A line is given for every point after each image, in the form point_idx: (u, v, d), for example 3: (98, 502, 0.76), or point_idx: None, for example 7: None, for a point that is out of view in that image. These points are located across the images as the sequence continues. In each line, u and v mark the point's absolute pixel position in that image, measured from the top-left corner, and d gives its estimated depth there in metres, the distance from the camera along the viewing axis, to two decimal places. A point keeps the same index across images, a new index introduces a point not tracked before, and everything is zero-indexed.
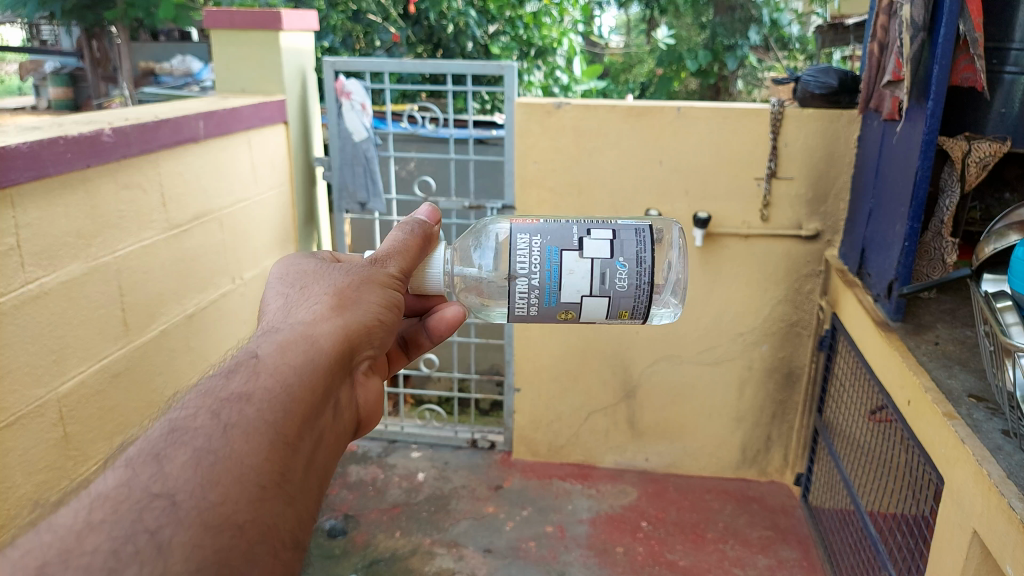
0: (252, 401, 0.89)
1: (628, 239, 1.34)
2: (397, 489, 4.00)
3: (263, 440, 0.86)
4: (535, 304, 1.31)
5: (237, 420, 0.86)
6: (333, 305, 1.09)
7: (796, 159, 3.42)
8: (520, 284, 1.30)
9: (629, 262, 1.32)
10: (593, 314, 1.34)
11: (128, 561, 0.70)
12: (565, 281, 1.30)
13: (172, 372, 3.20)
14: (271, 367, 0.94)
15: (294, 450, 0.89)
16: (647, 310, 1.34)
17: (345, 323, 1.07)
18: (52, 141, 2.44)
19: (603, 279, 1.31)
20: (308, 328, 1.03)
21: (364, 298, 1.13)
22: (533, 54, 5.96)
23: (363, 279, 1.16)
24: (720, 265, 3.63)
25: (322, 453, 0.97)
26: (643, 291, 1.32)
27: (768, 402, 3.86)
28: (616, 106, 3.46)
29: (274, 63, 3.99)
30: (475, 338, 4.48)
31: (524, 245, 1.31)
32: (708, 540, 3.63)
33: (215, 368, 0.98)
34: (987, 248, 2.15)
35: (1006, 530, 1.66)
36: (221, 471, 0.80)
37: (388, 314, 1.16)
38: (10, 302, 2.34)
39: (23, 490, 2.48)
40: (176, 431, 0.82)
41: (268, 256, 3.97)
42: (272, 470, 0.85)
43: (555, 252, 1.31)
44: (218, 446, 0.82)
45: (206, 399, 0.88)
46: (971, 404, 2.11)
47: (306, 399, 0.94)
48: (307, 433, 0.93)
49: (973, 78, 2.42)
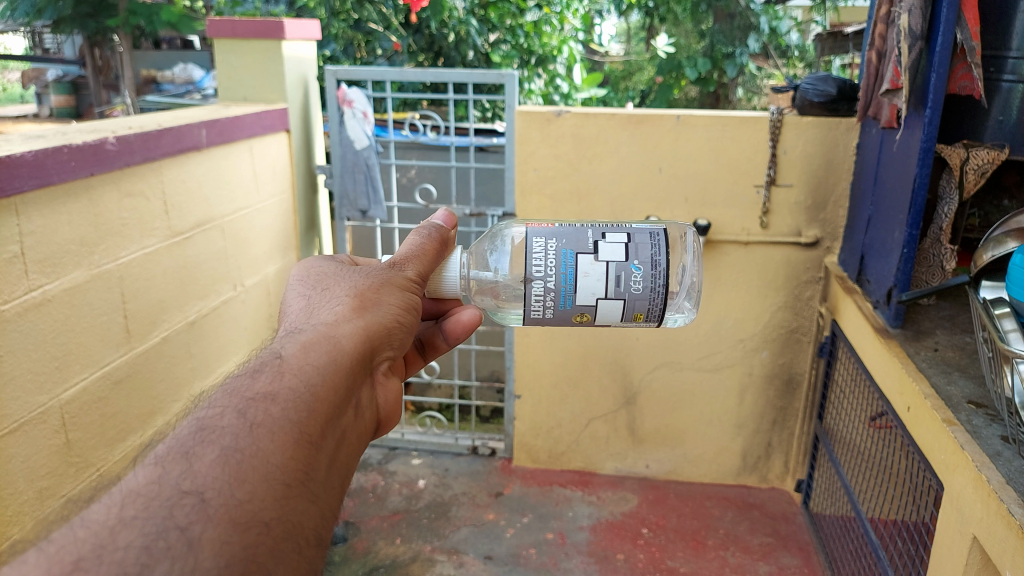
0: (277, 401, 0.90)
1: (643, 242, 1.35)
2: (397, 496, 4.00)
3: (287, 440, 0.87)
4: (551, 307, 1.32)
5: (263, 420, 0.87)
6: (354, 307, 1.10)
7: (795, 166, 3.44)
8: (536, 287, 1.31)
9: (644, 264, 1.33)
10: (608, 317, 1.35)
11: (160, 556, 0.71)
12: (580, 283, 1.31)
13: (173, 379, 3.21)
14: (295, 367, 0.95)
15: (318, 449, 0.90)
16: (662, 313, 1.35)
17: (366, 324, 1.08)
18: (57, 149, 2.46)
19: (618, 282, 1.32)
20: (330, 328, 1.05)
21: (384, 300, 1.14)
22: (533, 62, 5.98)
23: (383, 281, 1.17)
24: (720, 273, 3.63)
25: (344, 452, 0.98)
26: (658, 294, 1.34)
27: (769, 409, 3.87)
28: (615, 113, 3.48)
29: (275, 72, 4.02)
30: (476, 345, 4.49)
31: (539, 248, 1.32)
32: (708, 547, 3.62)
33: (238, 367, 0.99)
34: (985, 255, 2.16)
35: (1006, 537, 1.66)
36: (248, 470, 0.81)
37: (407, 316, 1.17)
38: (14, 309, 2.35)
39: (25, 496, 2.47)
40: (204, 430, 0.83)
41: (269, 264, 3.99)
42: (297, 469, 0.86)
43: (571, 255, 1.32)
44: (245, 444, 0.83)
45: (233, 398, 0.89)
46: (970, 411, 2.12)
47: (329, 398, 0.95)
48: (330, 432, 0.94)
49: (970, 86, 2.44)
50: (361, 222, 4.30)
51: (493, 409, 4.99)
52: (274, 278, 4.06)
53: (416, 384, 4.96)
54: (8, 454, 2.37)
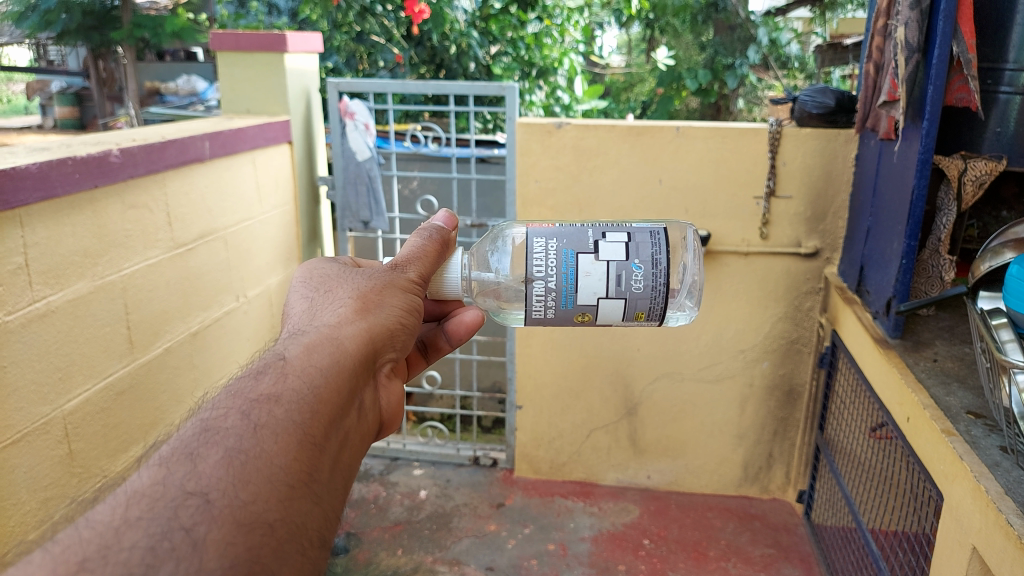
0: (281, 402, 0.91)
1: (643, 241, 1.36)
2: (399, 507, 4.01)
3: (291, 441, 0.88)
4: (552, 307, 1.34)
5: (267, 421, 0.88)
6: (356, 309, 1.11)
7: (795, 177, 3.46)
8: (537, 287, 1.32)
9: (644, 263, 1.34)
10: (609, 316, 1.36)
11: (165, 557, 0.72)
12: (581, 283, 1.33)
13: (176, 390, 3.22)
14: (298, 369, 0.97)
15: (321, 450, 0.92)
16: (662, 311, 1.37)
17: (369, 326, 1.10)
18: (61, 162, 2.48)
19: (619, 281, 1.33)
20: (333, 330, 1.06)
21: (386, 302, 1.16)
22: (534, 74, 6.01)
23: (385, 283, 1.18)
24: (721, 283, 3.65)
25: (347, 453, 0.99)
26: (659, 292, 1.35)
27: (770, 420, 3.87)
28: (615, 125, 3.50)
29: (278, 85, 4.06)
30: (477, 355, 4.50)
31: (540, 248, 1.34)
32: (710, 558, 3.62)
33: (242, 369, 1.00)
34: (982, 266, 2.17)
35: (1005, 546, 1.67)
36: (252, 471, 0.83)
37: (409, 318, 1.19)
38: (18, 320, 2.37)
39: (28, 507, 2.48)
40: (209, 430, 0.85)
41: (271, 274, 4.01)
42: (300, 470, 0.87)
43: (571, 256, 1.33)
44: (249, 446, 0.84)
45: (237, 399, 0.90)
46: (969, 420, 2.12)
47: (331, 400, 0.97)
48: (333, 433, 0.95)
49: (967, 98, 2.49)
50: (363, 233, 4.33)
51: (495, 420, 5.00)
52: (277, 289, 4.08)
53: (418, 394, 4.97)
54: (11, 464, 2.38)
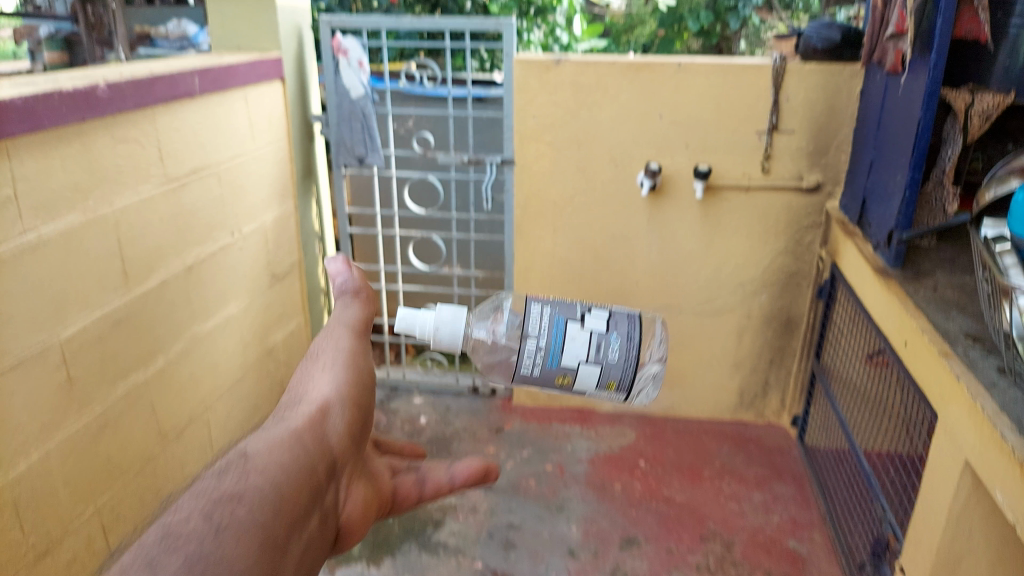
0: (242, 501, 1.06)
1: (621, 320, 1.83)
2: (399, 432, 4.05)
3: (252, 542, 1.01)
4: (539, 365, 1.79)
5: (228, 523, 1.01)
6: (310, 425, 1.32)
7: (797, 112, 3.39)
8: (529, 346, 1.80)
9: (620, 338, 1.80)
10: (585, 382, 1.79)
11: None
12: (566, 347, 1.79)
13: (173, 324, 3.21)
14: (258, 469, 1.14)
15: (284, 552, 1.07)
16: (630, 382, 1.79)
17: (320, 441, 1.29)
18: (47, 96, 2.41)
19: (598, 350, 1.78)
20: (290, 436, 1.26)
21: (331, 431, 1.35)
22: (532, 12, 5.91)
23: (327, 423, 1.36)
24: (720, 217, 3.62)
25: (310, 555, 1.16)
26: (629, 366, 1.78)
27: (767, 349, 3.88)
28: (615, 60, 3.41)
29: (268, 21, 3.94)
30: (475, 291, 4.50)
31: (537, 313, 1.83)
32: (705, 477, 3.66)
33: (209, 469, 1.17)
34: (987, 194, 2.15)
35: (1000, 461, 1.67)
36: (212, 566, 0.93)
37: (351, 451, 1.40)
38: (10, 251, 2.34)
39: (28, 428, 2.48)
40: (169, 537, 0.95)
41: (267, 211, 3.97)
42: (263, 564, 1.01)
43: (562, 323, 1.81)
44: (209, 551, 0.95)
45: (199, 500, 1.04)
46: (968, 343, 2.12)
47: (292, 503, 1.13)
48: (295, 535, 1.11)
49: (976, 30, 2.42)
50: (359, 170, 4.36)
51: None
52: (273, 225, 4.05)
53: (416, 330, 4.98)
54: (8, 390, 2.37)
